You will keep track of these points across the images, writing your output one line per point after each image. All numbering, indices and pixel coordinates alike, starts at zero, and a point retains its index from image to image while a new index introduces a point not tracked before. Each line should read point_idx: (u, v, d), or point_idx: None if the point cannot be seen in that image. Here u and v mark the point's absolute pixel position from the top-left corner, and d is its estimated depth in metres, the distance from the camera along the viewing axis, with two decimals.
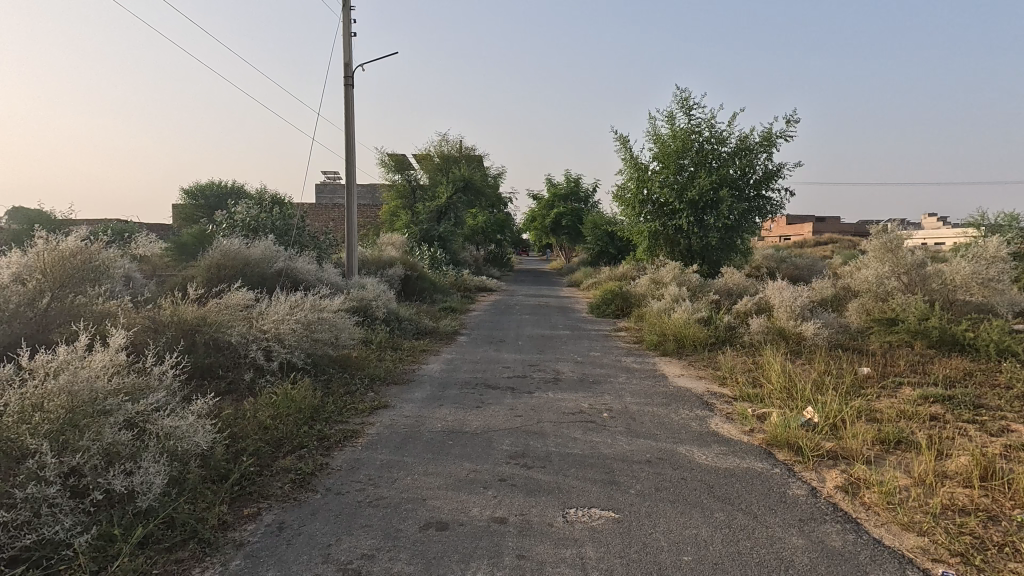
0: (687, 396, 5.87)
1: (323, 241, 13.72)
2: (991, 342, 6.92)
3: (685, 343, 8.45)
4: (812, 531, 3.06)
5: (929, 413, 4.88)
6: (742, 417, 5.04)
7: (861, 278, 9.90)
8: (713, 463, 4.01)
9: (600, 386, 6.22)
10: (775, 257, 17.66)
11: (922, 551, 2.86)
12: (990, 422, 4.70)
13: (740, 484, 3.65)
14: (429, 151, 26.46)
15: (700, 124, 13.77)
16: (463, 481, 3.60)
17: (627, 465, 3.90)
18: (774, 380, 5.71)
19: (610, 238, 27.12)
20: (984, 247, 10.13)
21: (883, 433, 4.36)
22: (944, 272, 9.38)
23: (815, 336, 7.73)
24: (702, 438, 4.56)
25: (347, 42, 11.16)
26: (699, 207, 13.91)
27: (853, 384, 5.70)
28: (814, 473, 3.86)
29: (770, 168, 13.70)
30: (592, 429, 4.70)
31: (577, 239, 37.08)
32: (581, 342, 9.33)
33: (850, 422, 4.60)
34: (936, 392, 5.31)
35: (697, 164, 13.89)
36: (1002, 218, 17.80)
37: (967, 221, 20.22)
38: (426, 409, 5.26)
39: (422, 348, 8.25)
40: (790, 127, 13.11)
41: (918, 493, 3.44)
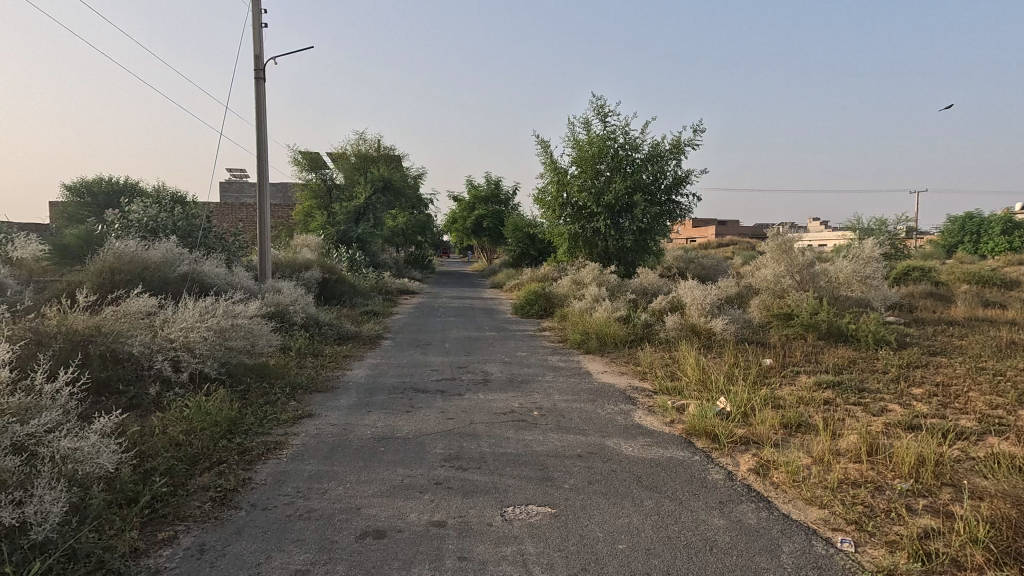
0: (612, 391, 6.12)
1: (232, 242, 12.87)
2: (870, 333, 7.81)
3: (607, 341, 8.78)
4: (731, 512, 3.30)
5: (822, 398, 5.41)
6: (662, 409, 5.33)
7: (761, 277, 10.77)
8: (640, 454, 4.21)
9: (528, 386, 6.33)
10: (684, 257, 18.78)
11: (824, 522, 3.18)
12: (872, 403, 5.30)
13: (665, 472, 3.86)
14: (345, 150, 25.64)
15: (615, 131, 14.38)
16: (398, 487, 3.54)
17: (559, 461, 4.00)
18: (689, 373, 6.10)
19: (531, 240, 27.58)
20: (861, 248, 11.37)
21: (786, 417, 4.78)
22: (830, 271, 10.45)
23: (724, 331, 8.33)
24: (628, 431, 4.76)
25: (256, 34, 10.57)
26: (615, 210, 14.52)
27: (758, 374, 6.21)
28: (730, 458, 4.17)
29: (679, 174, 14.56)
30: (524, 428, 4.79)
31: (498, 241, 37.40)
32: (507, 343, 9.42)
33: (757, 409, 5.01)
34: (828, 379, 5.90)
35: (613, 169, 14.50)
36: (874, 222, 20.07)
37: (845, 225, 22.57)
38: (353, 416, 5.11)
39: (346, 354, 7.99)
40: (697, 136, 13.98)
41: (818, 470, 3.81)
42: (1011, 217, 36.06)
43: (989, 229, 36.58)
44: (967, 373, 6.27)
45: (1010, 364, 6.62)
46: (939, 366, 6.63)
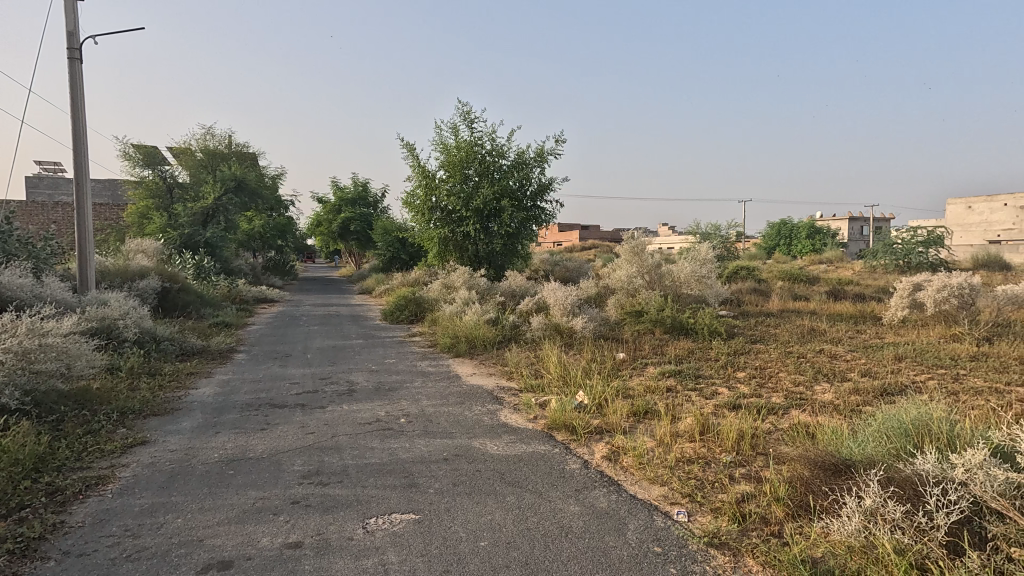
0: (480, 393, 6.24)
1: (40, 248, 10.96)
2: (705, 325, 8.87)
3: (476, 343, 8.93)
4: (585, 498, 3.55)
5: (665, 386, 6.02)
6: (526, 406, 5.56)
7: (617, 278, 11.66)
8: (503, 452, 4.35)
9: (396, 393, 6.22)
10: (550, 260, 19.71)
11: (664, 498, 3.55)
12: (705, 387, 6.02)
13: (526, 468, 4.02)
14: (189, 145, 23.14)
15: (481, 137, 14.68)
16: (250, 511, 3.29)
17: (424, 466, 4.00)
18: (552, 370, 6.43)
19: (402, 244, 27.04)
20: (698, 251, 12.85)
21: (635, 406, 5.25)
22: (673, 272, 11.65)
23: (583, 329, 8.91)
24: (493, 430, 4.89)
25: (70, 8, 9.16)
26: (483, 215, 14.81)
27: (612, 368, 6.74)
28: (586, 447, 4.48)
29: (543, 181, 15.25)
30: (390, 436, 4.70)
31: (367, 246, 36.12)
32: (375, 350, 9.16)
33: (610, 400, 5.43)
34: (670, 369, 6.58)
35: (481, 174, 14.78)
36: (709, 227, 22.76)
37: (687, 230, 25.30)
38: (198, 439, 4.63)
39: (190, 371, 7.20)
40: (558, 145, 14.78)
41: (660, 451, 4.23)
42: (813, 224, 43.05)
43: (798, 234, 43.31)
44: (778, 357, 7.37)
45: (809, 348, 7.91)
46: (758, 352, 7.72)
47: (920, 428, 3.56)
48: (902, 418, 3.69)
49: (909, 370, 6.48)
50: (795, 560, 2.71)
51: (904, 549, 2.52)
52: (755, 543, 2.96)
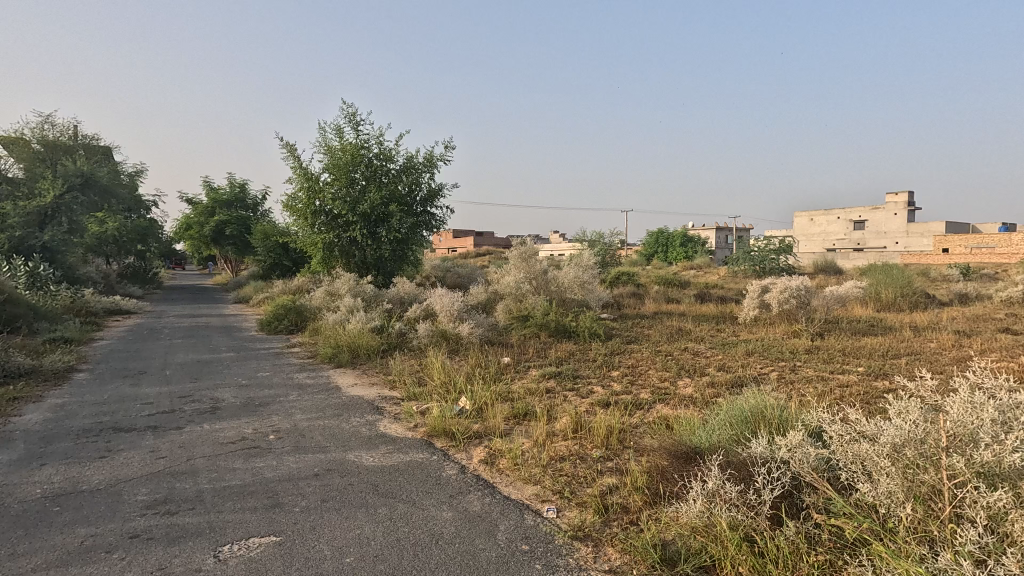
0: (360, 403, 6.03)
1: None
2: (586, 328, 9.32)
3: (360, 352, 8.63)
4: (459, 503, 3.55)
5: (545, 387, 6.22)
6: (407, 415, 5.47)
7: (506, 284, 11.85)
8: (379, 463, 4.24)
9: (267, 408, 5.82)
10: (441, 266, 19.59)
11: (536, 497, 3.66)
12: (582, 387, 6.31)
13: (402, 477, 3.95)
14: (21, 134, 20.05)
15: (368, 140, 14.28)
16: (76, 552, 2.89)
17: (291, 485, 3.77)
18: (435, 378, 6.38)
19: (284, 250, 25.42)
20: (582, 258, 13.53)
21: (515, 408, 5.38)
22: (558, 278, 12.11)
23: (470, 335, 8.95)
24: (371, 442, 4.75)
25: None
26: (371, 220, 14.39)
27: (496, 372, 6.83)
28: (464, 453, 4.49)
29: (433, 187, 15.15)
30: (256, 455, 4.39)
31: (245, 251, 33.49)
32: (247, 364, 8.50)
33: (491, 404, 5.51)
34: (551, 371, 6.82)
35: (368, 178, 14.37)
36: (594, 235, 23.99)
37: (573, 237, 26.46)
38: (16, 474, 4.00)
39: (14, 396, 6.19)
40: (448, 152, 14.79)
41: (534, 451, 4.35)
42: (686, 233, 47.03)
43: (673, 242, 47.02)
44: (649, 355, 7.94)
45: (676, 346, 8.61)
46: (632, 351, 8.26)
47: (757, 414, 4.00)
48: (743, 406, 4.12)
49: (756, 363, 7.29)
50: (648, 545, 2.92)
51: (738, 524, 2.80)
52: (615, 533, 3.15)
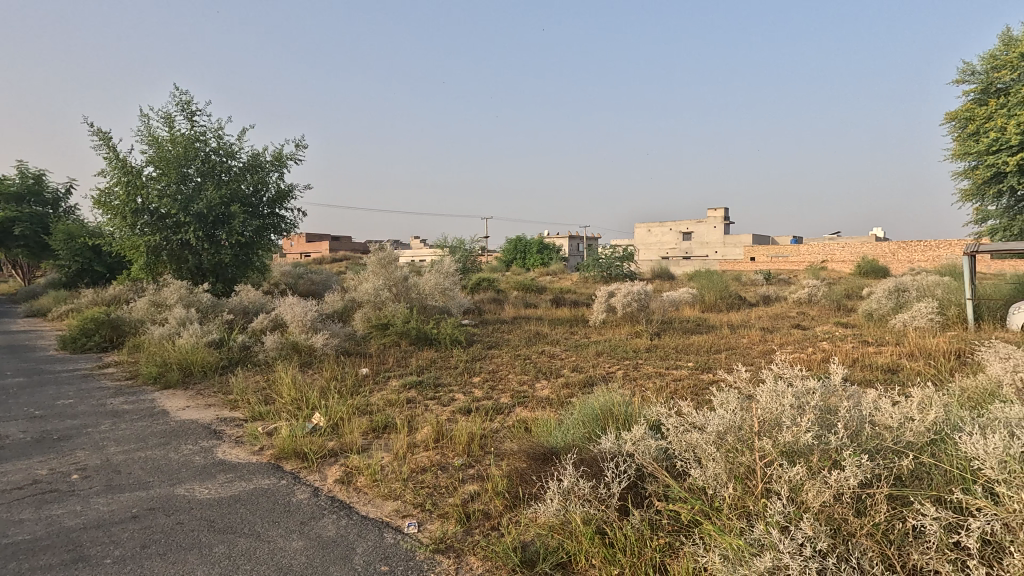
0: (193, 428, 5.34)
1: None
2: (447, 334, 9.30)
3: (193, 369, 7.67)
4: (311, 529, 3.29)
5: (406, 397, 6.06)
6: (251, 437, 4.96)
7: (364, 291, 11.34)
8: (216, 495, 3.78)
9: (68, 443, 4.88)
10: (291, 272, 18.23)
11: (396, 512, 3.53)
12: (444, 395, 6.27)
13: (245, 508, 3.57)
14: None
15: (205, 133, 12.82)
16: None
17: (100, 533, 3.19)
18: (284, 394, 5.88)
19: (95, 254, 21.82)
20: (442, 265, 13.57)
21: (374, 422, 5.16)
22: (419, 285, 11.97)
23: (324, 346, 8.43)
24: (206, 471, 4.22)
25: None
26: (207, 222, 12.91)
27: (353, 385, 6.51)
28: (318, 473, 4.19)
29: (282, 188, 14.07)
30: (52, 501, 3.65)
31: (40, 254, 28.05)
32: (41, 390, 7.07)
33: (348, 419, 5.23)
34: (411, 380, 6.69)
35: (204, 175, 12.89)
36: (455, 241, 24.09)
37: (434, 244, 26.30)
38: None
39: None
40: (299, 151, 13.84)
41: (394, 465, 4.20)
42: (541, 241, 49.39)
43: (530, 249, 49.10)
44: (509, 360, 8.16)
45: (534, 350, 8.97)
46: (492, 356, 8.42)
47: (606, 411, 4.30)
48: (594, 405, 4.39)
49: (605, 363, 7.86)
50: (508, 549, 2.96)
51: (591, 518, 2.95)
52: (476, 540, 3.14)
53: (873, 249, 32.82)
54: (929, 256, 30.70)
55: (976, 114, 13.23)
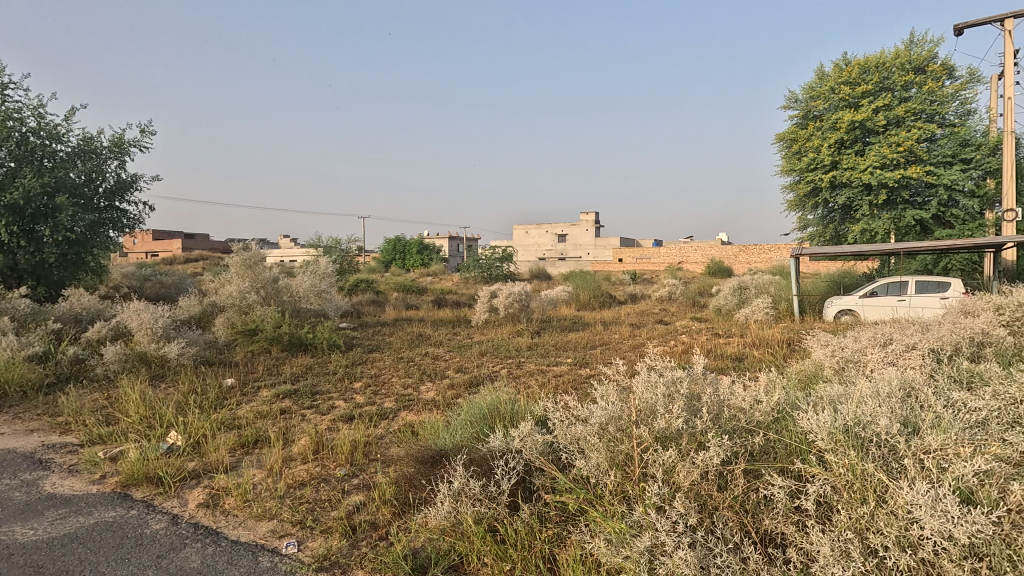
0: (11, 460, 4.48)
1: None
2: (324, 339, 8.80)
3: (8, 390, 6.45)
4: (171, 563, 2.93)
5: (279, 408, 5.63)
6: (89, 464, 4.29)
7: (226, 294, 10.30)
8: (44, 536, 3.21)
9: None
10: (134, 274, 16.07)
11: (273, 533, 3.27)
12: (322, 403, 5.93)
13: (83, 547, 3.07)
14: None
15: (20, 109, 10.85)
16: None
17: None
18: (131, 412, 5.17)
19: None
20: (316, 266, 12.84)
21: (243, 437, 4.72)
22: (291, 287, 11.20)
23: (180, 356, 7.55)
24: (29, 509, 3.56)
25: None
26: (24, 215, 10.92)
27: (216, 398, 5.90)
28: (177, 499, 3.73)
29: (124, 178, 12.37)
30: None
31: None
32: None
33: (211, 435, 4.74)
34: (285, 389, 6.23)
35: (19, 159, 10.91)
36: (330, 241, 22.88)
37: (307, 244, 24.78)
38: None
39: None
40: (145, 137, 12.26)
41: (268, 482, 3.89)
42: (421, 241, 48.73)
43: (410, 250, 48.24)
44: (391, 363, 7.93)
45: (417, 352, 8.81)
46: (374, 360, 8.12)
47: (493, 410, 4.35)
48: (481, 405, 4.43)
49: (489, 363, 7.95)
50: (398, 557, 2.87)
51: (482, 517, 2.97)
52: (364, 553, 3.01)
53: (720, 251, 36.91)
54: (763, 259, 35.17)
55: (799, 136, 15.42)
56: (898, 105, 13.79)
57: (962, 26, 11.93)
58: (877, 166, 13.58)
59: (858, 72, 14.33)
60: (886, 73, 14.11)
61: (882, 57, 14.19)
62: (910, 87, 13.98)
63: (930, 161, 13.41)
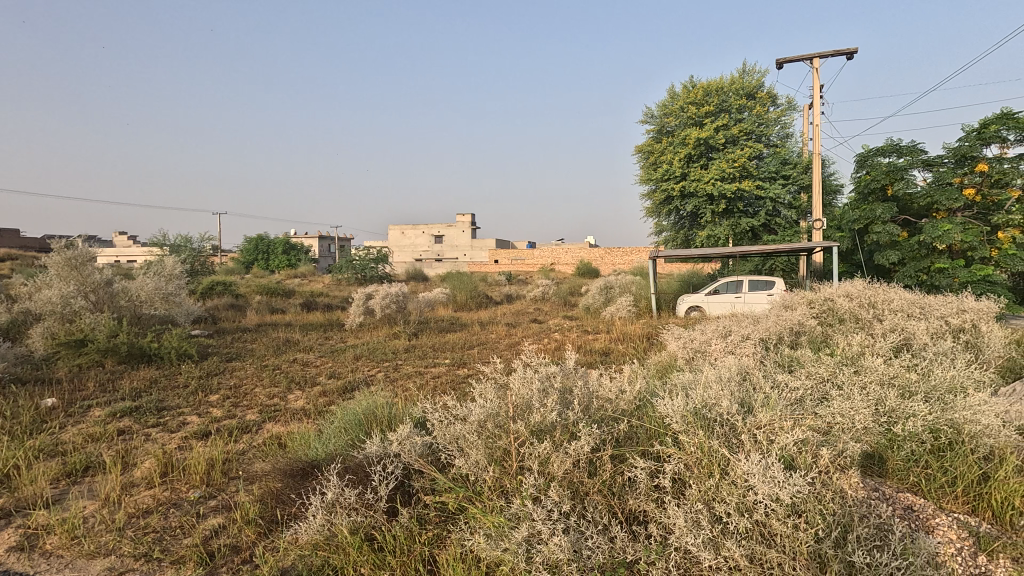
0: None
1: None
2: (172, 349, 7.87)
3: None
4: None
5: (115, 428, 4.92)
6: None
7: (42, 300, 8.75)
8: None
9: None
10: None
11: (110, 571, 2.85)
12: (171, 420, 5.29)
13: None
14: None
15: None
16: None
17: None
18: None
19: None
20: (162, 267, 11.44)
21: (69, 465, 4.07)
22: (130, 290, 9.86)
23: None
24: None
25: None
26: None
27: (32, 422, 5.01)
28: None
29: None
30: None
31: None
32: None
33: (26, 466, 4.01)
34: (123, 407, 5.47)
35: None
36: (179, 239, 20.48)
37: (150, 242, 21.90)
38: None
39: None
40: None
41: (103, 513, 3.39)
42: (287, 240, 45.54)
43: (274, 250, 44.88)
44: (254, 372, 7.31)
45: (284, 359, 8.21)
46: (233, 370, 7.43)
47: (369, 416, 4.22)
48: (356, 411, 4.27)
49: (364, 367, 7.66)
50: None
51: (358, 526, 2.86)
52: None
53: (588, 253, 39.22)
54: (626, 260, 37.94)
55: (655, 149, 16.94)
56: (734, 126, 15.71)
57: (782, 60, 13.89)
58: (718, 178, 15.32)
59: (702, 94, 16.09)
60: (724, 97, 16.02)
61: (721, 82, 16.12)
62: (743, 110, 16.02)
63: (759, 176, 15.44)
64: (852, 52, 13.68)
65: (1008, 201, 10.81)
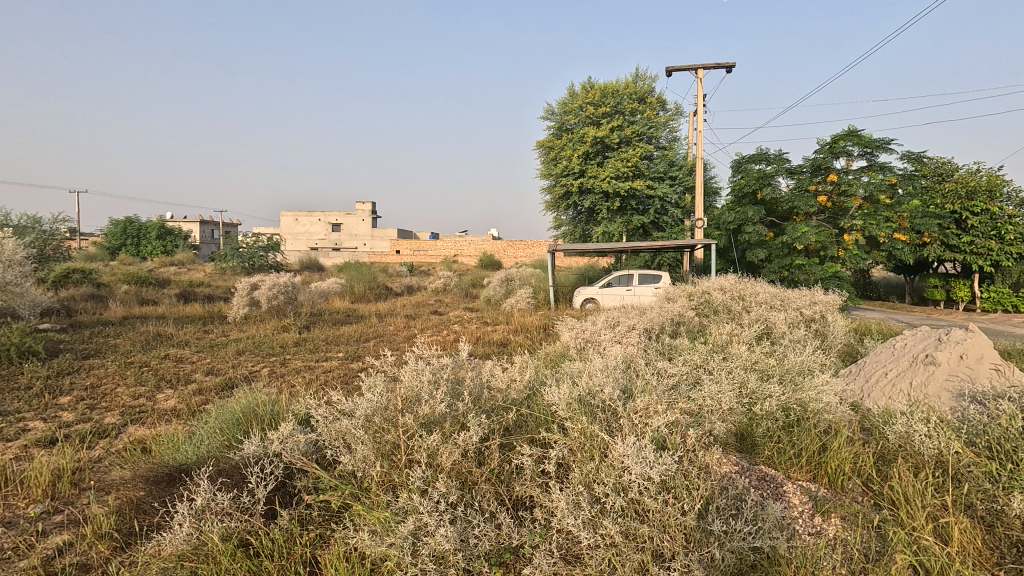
0: None
1: None
2: (12, 345, 6.83)
3: None
4: None
5: None
6: None
7: None
8: None
9: None
10: None
11: None
12: (7, 426, 4.61)
13: None
14: None
15: None
16: None
17: None
18: None
19: None
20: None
21: None
22: None
23: None
24: None
25: None
26: None
27: None
28: None
29: None
30: None
31: None
32: None
33: None
34: None
35: None
36: (24, 219, 17.78)
37: None
38: None
39: None
40: None
41: None
42: (163, 224, 41.28)
43: (146, 234, 40.46)
44: (116, 370, 6.55)
45: (153, 355, 7.43)
46: (91, 368, 6.61)
47: (248, 414, 3.96)
48: (233, 409, 3.99)
49: (247, 362, 7.15)
50: None
51: (230, 533, 2.66)
52: None
53: (491, 246, 39.62)
54: (527, 253, 38.86)
55: (555, 145, 17.41)
56: (628, 127, 16.52)
57: (671, 68, 14.83)
58: (613, 177, 16.05)
59: (599, 95, 16.72)
60: (619, 99, 16.78)
61: (616, 85, 16.87)
62: (636, 113, 16.89)
63: (649, 176, 16.39)
64: (731, 66, 14.92)
65: (852, 207, 12.35)
